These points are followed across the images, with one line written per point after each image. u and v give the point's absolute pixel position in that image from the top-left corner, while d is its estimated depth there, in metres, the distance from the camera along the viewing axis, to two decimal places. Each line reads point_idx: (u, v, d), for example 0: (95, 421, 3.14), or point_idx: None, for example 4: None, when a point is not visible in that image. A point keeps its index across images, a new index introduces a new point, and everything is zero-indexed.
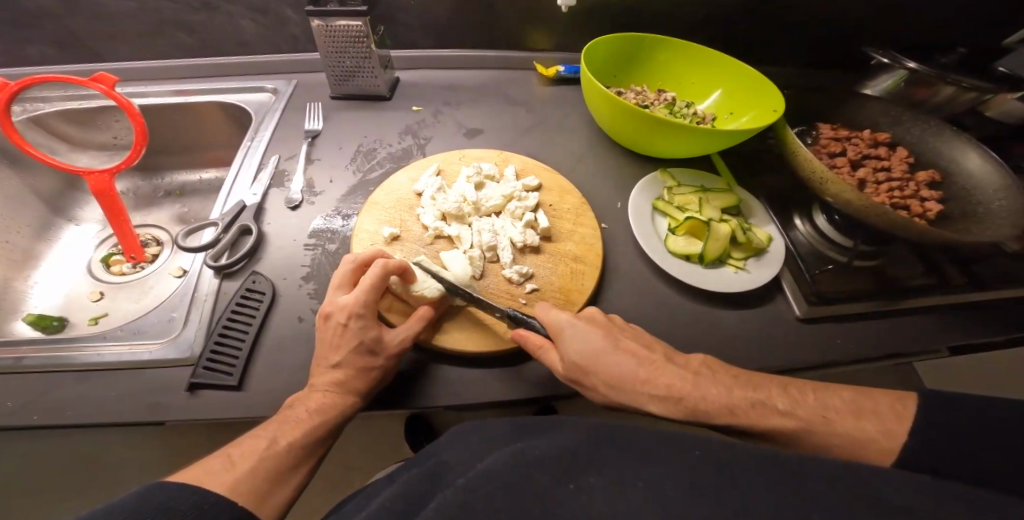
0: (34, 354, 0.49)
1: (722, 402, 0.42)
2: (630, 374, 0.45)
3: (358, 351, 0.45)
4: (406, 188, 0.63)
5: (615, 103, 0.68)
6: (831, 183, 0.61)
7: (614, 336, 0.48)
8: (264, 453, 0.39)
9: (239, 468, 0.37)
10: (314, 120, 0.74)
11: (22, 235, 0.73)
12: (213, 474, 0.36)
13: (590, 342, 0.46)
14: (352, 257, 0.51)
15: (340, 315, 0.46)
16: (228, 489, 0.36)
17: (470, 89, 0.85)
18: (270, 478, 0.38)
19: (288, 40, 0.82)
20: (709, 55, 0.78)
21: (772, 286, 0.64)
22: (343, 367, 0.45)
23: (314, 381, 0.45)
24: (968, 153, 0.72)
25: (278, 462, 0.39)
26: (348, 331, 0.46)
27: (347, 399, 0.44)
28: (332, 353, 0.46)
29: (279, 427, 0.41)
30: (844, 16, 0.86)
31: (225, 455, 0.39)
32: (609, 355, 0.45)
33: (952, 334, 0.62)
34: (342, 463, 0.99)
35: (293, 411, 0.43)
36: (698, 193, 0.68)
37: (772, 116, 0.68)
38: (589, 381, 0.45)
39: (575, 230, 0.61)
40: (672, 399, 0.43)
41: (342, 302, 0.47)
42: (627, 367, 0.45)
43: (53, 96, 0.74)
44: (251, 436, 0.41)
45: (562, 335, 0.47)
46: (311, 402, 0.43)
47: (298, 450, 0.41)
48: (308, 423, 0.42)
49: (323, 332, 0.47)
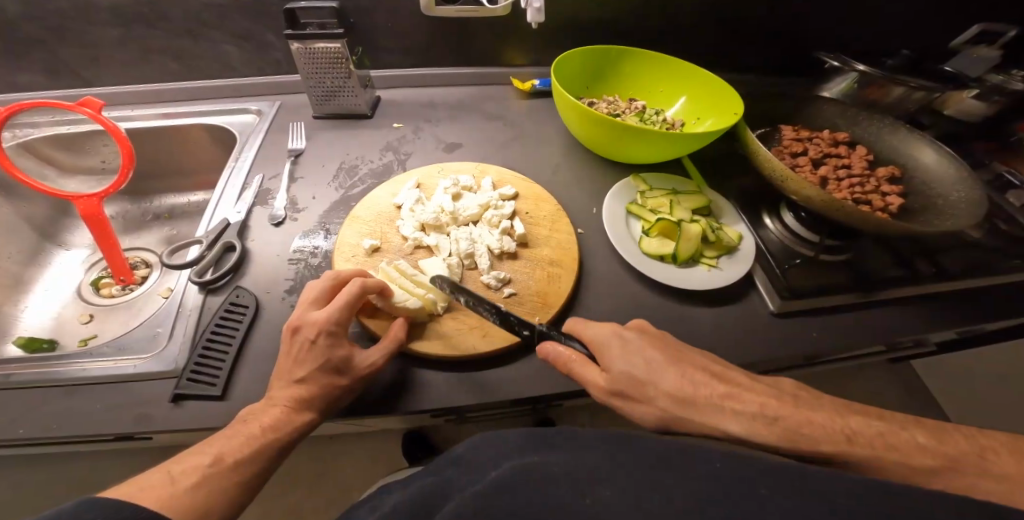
0: (22, 370, 0.50)
1: (665, 393, 0.42)
2: (703, 387, 0.42)
3: (322, 368, 0.46)
4: (386, 201, 0.65)
5: (585, 113, 0.71)
6: (791, 182, 0.64)
7: (676, 355, 0.46)
8: (208, 469, 0.39)
9: (180, 484, 0.37)
10: (297, 139, 0.76)
11: (12, 261, 0.74)
12: (148, 490, 0.36)
13: (649, 358, 0.45)
14: (333, 274, 0.53)
15: (309, 331, 0.47)
16: (162, 504, 0.36)
17: (450, 106, 0.88)
18: (214, 495, 0.38)
19: (271, 63, 0.85)
20: (674, 65, 0.81)
21: (744, 282, 0.66)
22: (307, 383, 0.46)
23: (273, 395, 0.46)
24: (924, 149, 0.76)
25: (223, 479, 0.39)
26: (317, 347, 0.47)
27: (304, 416, 0.45)
28: (295, 368, 0.46)
29: (228, 441, 0.42)
30: (802, 24, 0.90)
31: (166, 471, 0.38)
32: (667, 372, 0.43)
33: (920, 323, 0.65)
34: (334, 481, 0.99)
35: (247, 425, 0.44)
36: (669, 196, 0.71)
37: (733, 119, 0.71)
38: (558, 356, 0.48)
39: (551, 235, 0.63)
40: (765, 418, 0.39)
41: (312, 318, 0.48)
42: (695, 381, 0.43)
43: (43, 121, 0.76)
44: (197, 450, 0.41)
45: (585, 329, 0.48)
46: (265, 418, 0.44)
47: (244, 467, 0.41)
48: (259, 438, 0.43)
49: (289, 347, 0.47)
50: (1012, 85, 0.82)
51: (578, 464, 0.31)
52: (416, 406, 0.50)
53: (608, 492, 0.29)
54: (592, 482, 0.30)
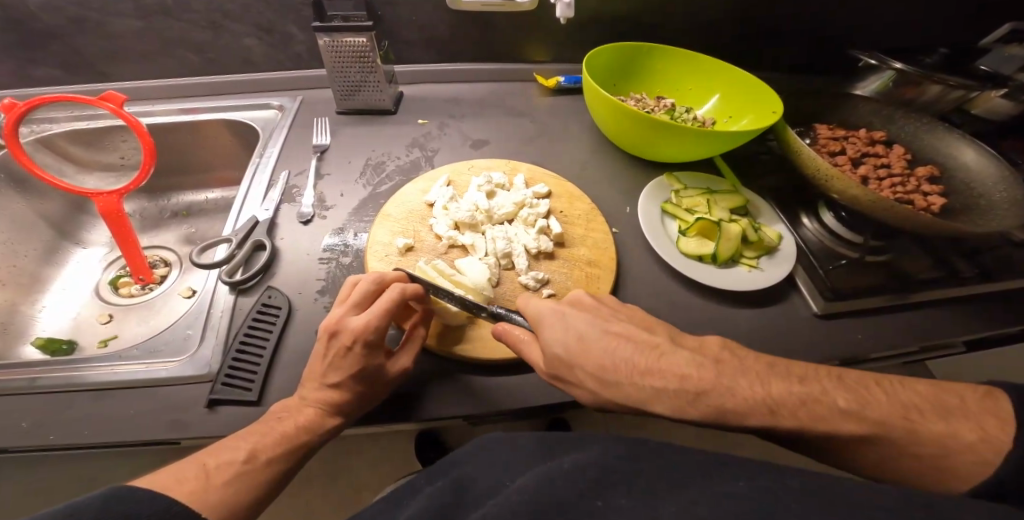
0: (49, 373, 0.48)
1: (756, 398, 0.37)
2: (625, 362, 0.41)
3: (358, 376, 0.44)
4: (418, 198, 0.63)
5: (618, 109, 0.70)
6: (835, 179, 0.62)
7: (604, 322, 0.45)
8: (241, 467, 0.38)
9: (214, 480, 0.37)
10: (322, 135, 0.74)
11: (29, 259, 0.72)
12: (181, 482, 0.36)
13: (583, 331, 0.44)
14: (375, 276, 0.49)
15: (347, 338, 0.44)
16: (192, 500, 0.35)
17: (474, 102, 0.86)
18: (244, 493, 0.38)
19: (292, 57, 0.83)
20: (705, 61, 0.80)
21: (786, 283, 0.64)
22: (339, 388, 0.44)
23: (306, 395, 0.45)
24: (964, 148, 0.74)
25: (254, 478, 0.39)
26: (353, 355, 0.44)
27: (334, 421, 0.44)
28: (330, 373, 0.44)
29: (262, 438, 0.41)
30: (833, 21, 0.88)
31: (200, 462, 0.38)
32: (608, 347, 0.42)
33: (966, 325, 0.63)
34: (354, 485, 0.97)
35: (279, 424, 0.42)
36: (706, 195, 0.69)
37: (771, 117, 0.70)
38: (576, 374, 0.42)
39: (588, 235, 0.62)
40: (685, 394, 0.38)
41: (352, 325, 0.44)
42: (622, 356, 0.41)
43: (59, 116, 0.75)
44: (231, 443, 0.40)
45: (542, 328, 0.45)
46: (299, 419, 0.43)
47: (275, 466, 0.40)
48: (291, 439, 0.42)
49: (325, 349, 0.45)
50: None
51: (593, 464, 0.31)
52: (456, 413, 0.48)
53: (625, 498, 0.28)
54: (606, 486, 0.29)
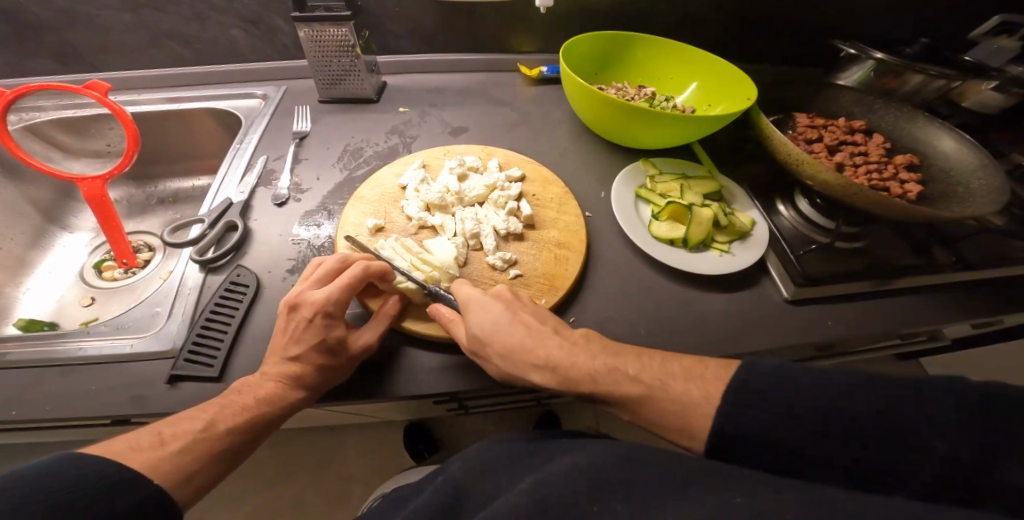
0: (18, 349, 0.49)
1: (586, 368, 0.42)
2: (517, 344, 0.45)
3: (318, 348, 0.44)
4: (391, 181, 0.64)
5: (594, 97, 0.70)
6: (806, 164, 0.62)
7: (514, 309, 0.48)
8: (198, 436, 0.38)
9: (169, 446, 0.36)
10: (302, 122, 0.75)
11: (16, 243, 0.74)
12: (136, 450, 0.35)
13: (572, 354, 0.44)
14: (340, 254, 0.50)
15: (306, 311, 0.45)
16: (150, 467, 0.34)
17: (457, 92, 0.87)
18: (201, 461, 0.37)
19: (278, 47, 0.84)
20: (685, 50, 0.80)
21: (757, 268, 0.64)
22: (300, 361, 0.44)
23: (267, 369, 0.45)
24: (943, 137, 0.73)
25: (212, 446, 0.38)
26: (313, 327, 0.45)
27: (297, 393, 0.44)
28: (291, 346, 0.45)
29: (222, 408, 0.40)
30: (816, 12, 0.88)
31: (157, 433, 0.37)
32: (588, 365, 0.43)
33: (940, 313, 0.63)
34: (337, 473, 0.97)
35: (239, 396, 0.42)
36: (680, 181, 0.69)
37: (746, 104, 0.70)
38: (484, 352, 0.46)
39: (559, 218, 0.62)
40: (549, 368, 0.43)
41: (312, 298, 0.46)
42: (515, 337, 0.45)
43: (47, 104, 0.76)
44: (189, 415, 0.39)
45: (467, 312, 0.47)
46: (259, 392, 0.43)
47: (233, 437, 0.40)
48: (251, 410, 0.41)
49: (287, 323, 0.46)
50: None
51: (586, 469, 0.31)
52: (417, 391, 0.49)
53: (620, 503, 0.28)
54: (603, 490, 0.29)
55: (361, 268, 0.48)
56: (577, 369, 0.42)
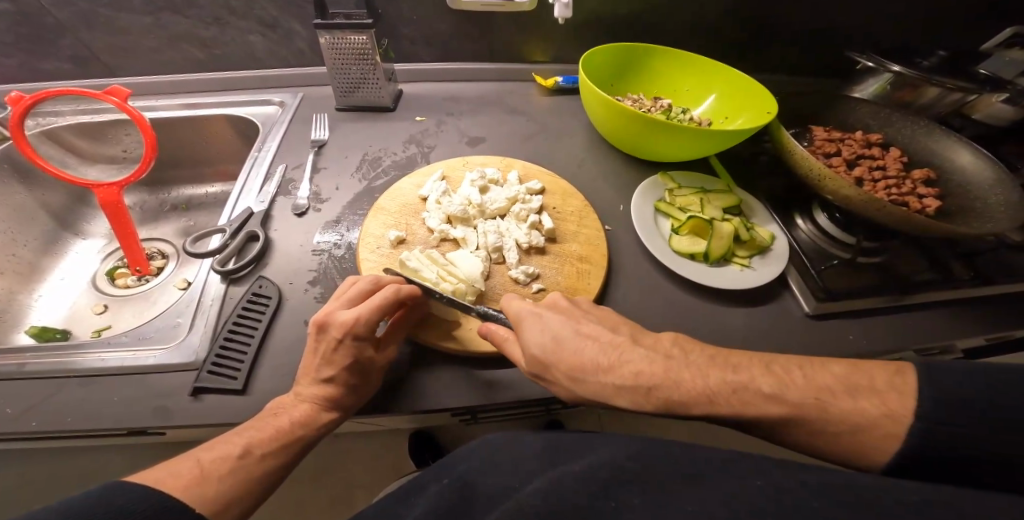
0: (37, 360, 0.49)
1: (700, 389, 0.38)
2: (590, 361, 0.42)
3: (351, 369, 0.44)
4: (412, 193, 0.63)
5: (613, 108, 0.70)
6: (828, 180, 0.61)
7: (575, 322, 0.46)
8: (237, 463, 0.38)
9: (211, 476, 0.36)
10: (320, 130, 0.75)
11: (29, 249, 0.73)
12: (176, 478, 0.35)
13: (552, 331, 0.44)
14: (372, 277, 0.49)
15: (336, 331, 0.44)
16: (188, 494, 0.34)
17: (473, 101, 0.87)
18: (240, 488, 0.37)
19: (294, 54, 0.84)
20: (701, 62, 0.80)
21: (778, 283, 0.64)
22: (333, 383, 0.44)
23: (300, 390, 0.44)
24: (960, 150, 0.73)
25: (251, 473, 0.38)
26: (344, 348, 0.44)
27: (330, 415, 0.44)
28: (322, 367, 0.44)
29: (255, 433, 0.40)
30: (832, 24, 0.89)
31: (195, 459, 0.37)
32: (573, 343, 0.43)
33: (960, 329, 0.63)
34: (345, 482, 0.97)
35: (272, 419, 0.42)
36: (699, 194, 0.69)
37: (766, 117, 0.70)
38: (549, 374, 0.43)
39: (579, 231, 0.62)
40: (642, 389, 0.39)
41: (341, 319, 0.44)
42: (587, 354, 0.42)
43: (65, 109, 0.76)
44: (226, 439, 0.39)
45: (522, 327, 0.46)
46: (293, 414, 0.42)
47: (270, 460, 0.40)
48: (287, 433, 0.41)
49: (315, 344, 0.45)
50: None
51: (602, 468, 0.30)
52: (441, 405, 0.48)
53: (636, 499, 0.28)
54: (620, 486, 0.29)
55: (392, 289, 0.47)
56: (686, 392, 0.38)
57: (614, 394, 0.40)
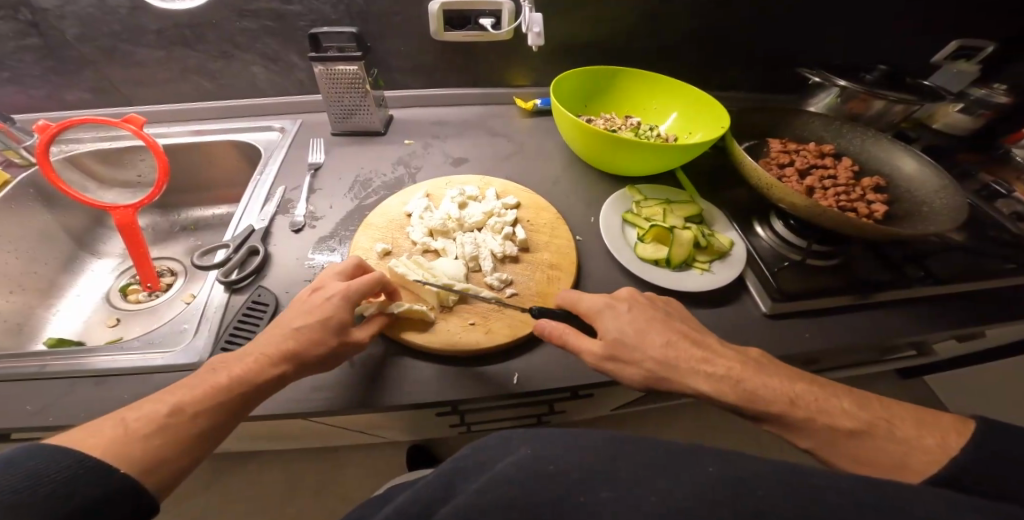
0: (56, 362, 0.54)
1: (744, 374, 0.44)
2: (678, 352, 0.47)
3: (318, 325, 0.48)
4: (398, 210, 0.70)
5: (581, 127, 0.76)
6: (777, 190, 0.67)
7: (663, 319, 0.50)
8: (164, 421, 0.39)
9: (133, 433, 0.38)
10: (316, 153, 0.82)
11: (49, 267, 0.79)
12: (99, 439, 0.37)
13: (633, 323, 0.49)
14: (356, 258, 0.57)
15: (327, 294, 0.50)
16: (107, 453, 0.36)
17: (458, 124, 0.94)
18: (167, 447, 0.38)
19: (294, 84, 0.92)
20: (665, 84, 0.87)
21: (737, 286, 0.69)
22: (296, 339, 0.47)
23: (256, 345, 0.47)
24: (906, 159, 0.79)
25: (178, 430, 0.39)
26: (327, 305, 0.49)
27: (274, 371, 0.45)
28: (297, 321, 0.48)
29: (190, 391, 0.42)
30: (788, 45, 0.96)
31: (121, 419, 0.39)
32: (653, 333, 0.48)
33: (912, 325, 0.68)
34: (342, 490, 1.00)
35: (215, 374, 0.44)
36: (663, 205, 0.75)
37: (721, 132, 0.76)
38: (623, 356, 0.48)
39: (551, 241, 0.68)
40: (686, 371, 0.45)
41: (334, 283, 0.51)
42: (677, 347, 0.47)
43: (86, 137, 0.84)
44: (156, 399, 0.41)
45: (602, 320, 0.50)
46: (236, 370, 0.44)
47: (202, 420, 0.41)
48: (224, 388, 0.43)
49: (303, 303, 0.51)
50: (996, 99, 0.90)
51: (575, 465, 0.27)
52: (424, 402, 0.53)
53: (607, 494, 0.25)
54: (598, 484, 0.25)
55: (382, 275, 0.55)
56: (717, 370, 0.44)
57: (693, 378, 0.45)
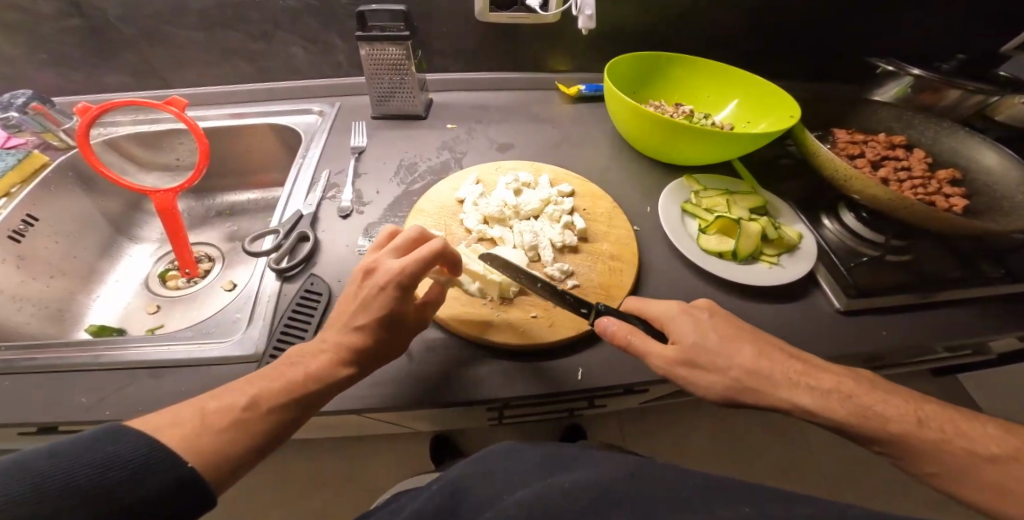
0: (108, 351, 0.52)
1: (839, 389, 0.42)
2: (751, 361, 0.43)
3: (383, 319, 0.45)
4: (448, 195, 0.67)
5: (639, 113, 0.72)
6: (855, 179, 0.63)
7: (738, 328, 0.47)
8: (239, 415, 0.37)
9: (210, 425, 0.35)
10: (359, 137, 0.79)
11: (88, 253, 0.78)
12: (175, 427, 0.35)
13: (706, 330, 0.46)
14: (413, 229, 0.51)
15: (381, 278, 0.45)
16: (183, 443, 0.34)
17: (500, 108, 0.91)
18: (241, 443, 0.36)
19: (332, 66, 0.89)
20: (722, 69, 0.83)
21: (807, 281, 0.65)
22: (363, 332, 0.45)
23: (327, 338, 0.45)
24: (984, 150, 0.74)
25: (253, 426, 0.37)
26: (382, 294, 0.45)
27: (346, 370, 0.43)
28: (359, 314, 0.45)
29: (267, 384, 0.40)
30: (851, 30, 0.91)
31: (200, 408, 0.37)
32: (728, 341, 0.45)
33: (997, 324, 0.63)
34: (374, 482, 0.98)
35: (290, 369, 0.42)
36: (725, 195, 0.71)
37: (789, 121, 0.72)
38: (695, 367, 0.44)
39: (610, 231, 0.64)
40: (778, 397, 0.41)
41: (388, 266, 0.46)
42: (751, 357, 0.44)
43: (124, 120, 0.82)
44: (235, 389, 0.39)
45: (672, 325, 0.46)
46: (310, 366, 0.42)
47: (275, 416, 0.39)
48: (297, 386, 0.41)
49: (358, 288, 0.46)
50: None
51: (597, 482, 0.32)
52: (486, 396, 0.50)
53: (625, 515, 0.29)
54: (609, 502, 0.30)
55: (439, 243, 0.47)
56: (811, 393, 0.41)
57: (795, 391, 0.42)
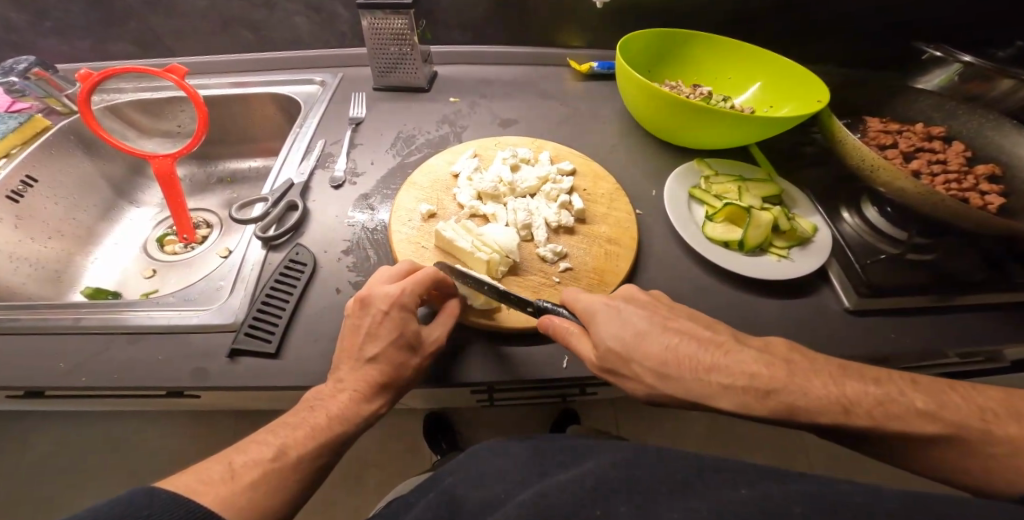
0: (92, 315, 0.52)
1: (831, 396, 0.36)
2: (687, 359, 0.39)
3: (396, 344, 0.44)
4: (443, 169, 0.64)
5: (649, 91, 0.68)
6: (883, 170, 0.58)
7: (663, 319, 0.43)
8: (271, 466, 0.36)
9: (241, 479, 0.34)
10: (358, 108, 0.77)
11: (89, 216, 0.78)
12: (207, 485, 0.33)
13: (634, 327, 0.42)
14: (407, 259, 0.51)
15: (381, 304, 0.45)
16: (221, 504, 0.32)
17: (507, 84, 0.87)
18: (278, 491, 0.35)
19: (336, 35, 0.87)
20: (744, 49, 0.77)
21: (817, 276, 0.61)
22: (379, 361, 0.44)
23: (342, 376, 0.44)
24: None
25: (287, 474, 0.36)
26: (390, 320, 0.44)
27: (371, 405, 0.43)
28: (368, 345, 0.44)
29: (292, 433, 0.39)
30: (892, 11, 0.83)
31: (228, 463, 0.35)
32: (658, 338, 0.41)
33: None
34: (365, 455, 0.98)
35: (313, 413, 0.41)
36: (737, 182, 0.67)
37: (817, 106, 0.67)
38: (626, 369, 0.41)
39: (609, 213, 0.61)
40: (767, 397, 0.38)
41: (385, 291, 0.45)
42: (682, 351, 0.40)
43: (127, 86, 0.81)
44: (261, 440, 0.38)
45: (595, 321, 0.43)
46: (332, 406, 0.42)
47: (308, 462, 0.38)
48: (327, 428, 0.40)
49: (359, 320, 0.45)
50: None
51: (593, 475, 0.30)
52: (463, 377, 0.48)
53: (622, 505, 0.27)
54: (604, 494, 0.28)
55: (434, 272, 0.48)
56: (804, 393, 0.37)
57: None
